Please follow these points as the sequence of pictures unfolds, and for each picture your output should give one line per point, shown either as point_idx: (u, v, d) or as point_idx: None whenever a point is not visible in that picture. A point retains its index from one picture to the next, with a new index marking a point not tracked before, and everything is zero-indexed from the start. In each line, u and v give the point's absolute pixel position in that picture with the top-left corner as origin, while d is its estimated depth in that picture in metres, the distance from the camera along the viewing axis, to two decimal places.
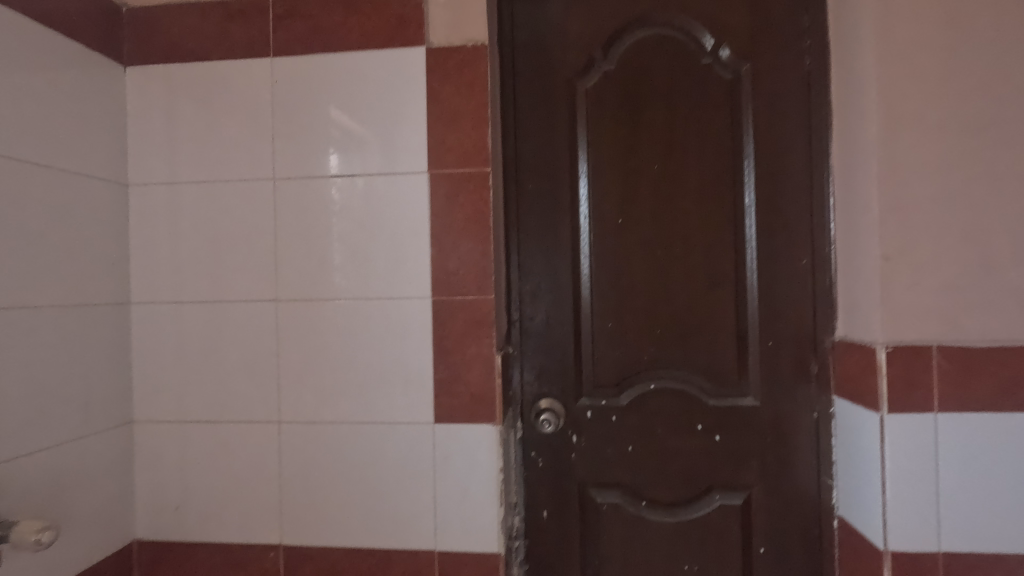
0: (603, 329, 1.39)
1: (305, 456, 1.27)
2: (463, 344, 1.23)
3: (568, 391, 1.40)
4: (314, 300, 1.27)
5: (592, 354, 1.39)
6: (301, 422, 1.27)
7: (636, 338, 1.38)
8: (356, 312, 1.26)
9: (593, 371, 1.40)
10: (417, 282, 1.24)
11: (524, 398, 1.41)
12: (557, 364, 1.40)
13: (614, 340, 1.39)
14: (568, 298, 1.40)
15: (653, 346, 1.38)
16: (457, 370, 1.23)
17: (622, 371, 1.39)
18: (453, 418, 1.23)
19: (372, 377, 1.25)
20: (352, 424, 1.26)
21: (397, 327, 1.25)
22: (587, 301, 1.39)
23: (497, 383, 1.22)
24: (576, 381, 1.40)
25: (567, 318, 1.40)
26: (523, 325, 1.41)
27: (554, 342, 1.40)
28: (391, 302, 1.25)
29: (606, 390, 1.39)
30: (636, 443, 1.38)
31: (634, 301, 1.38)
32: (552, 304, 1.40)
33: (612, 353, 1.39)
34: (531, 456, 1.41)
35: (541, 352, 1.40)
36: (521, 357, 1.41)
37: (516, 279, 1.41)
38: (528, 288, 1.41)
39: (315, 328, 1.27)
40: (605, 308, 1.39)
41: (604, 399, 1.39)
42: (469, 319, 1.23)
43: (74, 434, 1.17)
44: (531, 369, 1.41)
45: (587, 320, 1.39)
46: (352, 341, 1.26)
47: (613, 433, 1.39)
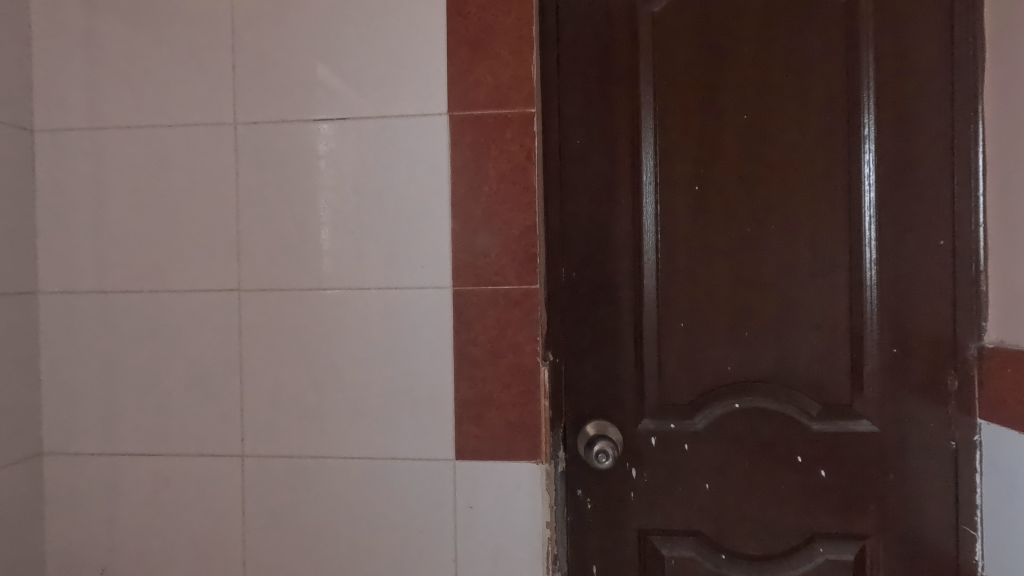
0: (673, 331, 1.06)
1: (277, 501, 0.93)
2: (496, 352, 0.89)
3: (626, 413, 1.07)
4: (291, 290, 0.93)
5: (658, 364, 1.07)
6: (273, 456, 0.93)
7: (715, 344, 1.06)
8: (348, 309, 0.92)
9: (659, 387, 1.07)
10: (432, 268, 0.91)
11: (568, 421, 1.08)
12: (611, 377, 1.07)
13: (687, 346, 1.06)
14: (627, 290, 1.07)
15: (739, 354, 1.05)
16: (487, 387, 0.90)
17: (697, 387, 1.06)
18: (481, 453, 0.90)
19: (369, 397, 0.92)
20: (342, 460, 0.92)
21: (405, 330, 0.91)
22: (652, 295, 1.06)
23: (543, 405, 0.89)
24: (636, 398, 1.07)
25: (625, 317, 1.07)
26: (567, 326, 1.07)
27: (608, 349, 1.07)
28: (396, 295, 0.91)
29: (675, 410, 1.07)
30: (715, 479, 1.06)
31: (713, 296, 1.05)
32: (606, 299, 1.07)
33: (685, 363, 1.06)
34: (576, 496, 1.08)
35: (591, 362, 1.07)
36: (564, 369, 1.08)
37: (558, 266, 1.07)
38: (573, 279, 1.07)
39: (292, 329, 0.93)
40: (676, 305, 1.06)
41: (673, 422, 1.07)
42: (504, 316, 0.89)
43: None
44: (577, 384, 1.08)
45: (652, 319, 1.06)
46: (342, 347, 0.92)
47: (684, 467, 1.06)
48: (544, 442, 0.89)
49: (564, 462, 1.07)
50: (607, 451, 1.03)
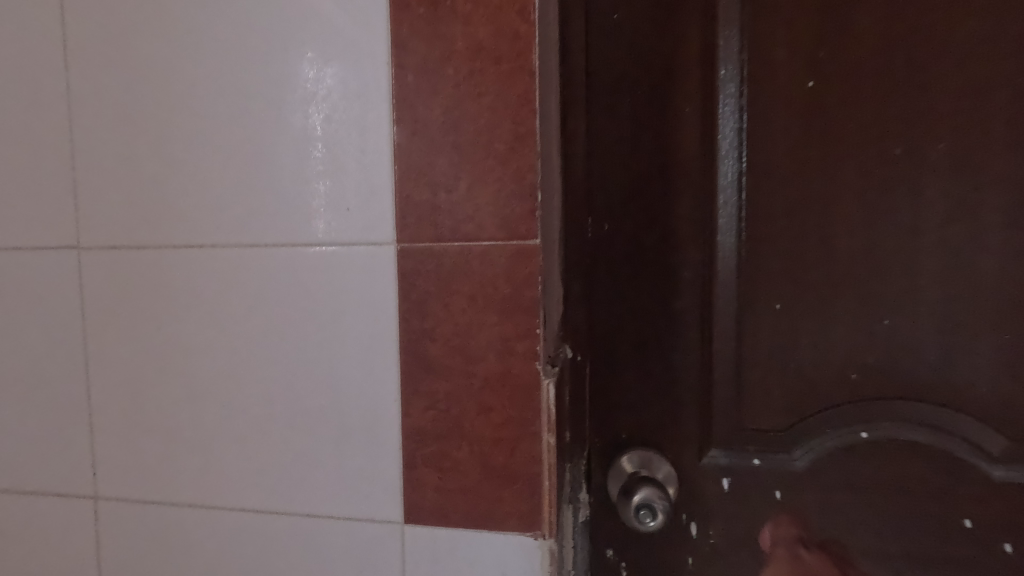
0: (763, 319, 0.68)
1: (149, 569, 0.62)
2: (468, 353, 0.54)
3: (684, 440, 0.71)
4: (156, 251, 0.60)
5: (737, 369, 0.69)
6: (140, 502, 0.62)
7: (832, 339, 0.67)
8: (236, 282, 0.58)
9: (736, 404, 0.69)
10: (364, 214, 0.55)
11: (596, 449, 0.72)
12: (663, 387, 0.71)
13: (784, 341, 0.68)
14: (689, 255, 0.69)
15: (870, 356, 0.66)
16: (456, 410, 0.54)
17: (798, 405, 0.68)
18: (445, 516, 0.55)
19: (274, 422, 0.58)
20: (239, 514, 0.60)
21: (324, 315, 0.56)
22: (730, 261, 0.68)
23: (546, 443, 0.53)
24: (699, 418, 0.70)
25: (685, 295, 0.70)
26: (596, 308, 0.71)
27: (658, 342, 0.71)
28: (311, 259, 0.56)
29: (761, 438, 0.69)
30: (822, 547, 0.69)
31: (832, 264, 0.66)
32: (656, 268, 0.70)
33: (780, 368, 0.68)
34: (608, 557, 0.73)
35: (631, 363, 0.71)
36: (591, 372, 0.72)
37: (582, 216, 0.70)
38: (606, 236, 0.71)
39: (156, 311, 0.60)
40: (769, 276, 0.67)
41: (757, 457, 0.70)
42: (482, 294, 0.53)
43: None
44: (610, 395, 0.72)
45: (729, 299, 0.68)
46: (231, 341, 0.58)
47: (773, 525, 0.70)
48: (547, 503, 0.54)
49: (589, 507, 0.72)
50: (654, 505, 0.68)
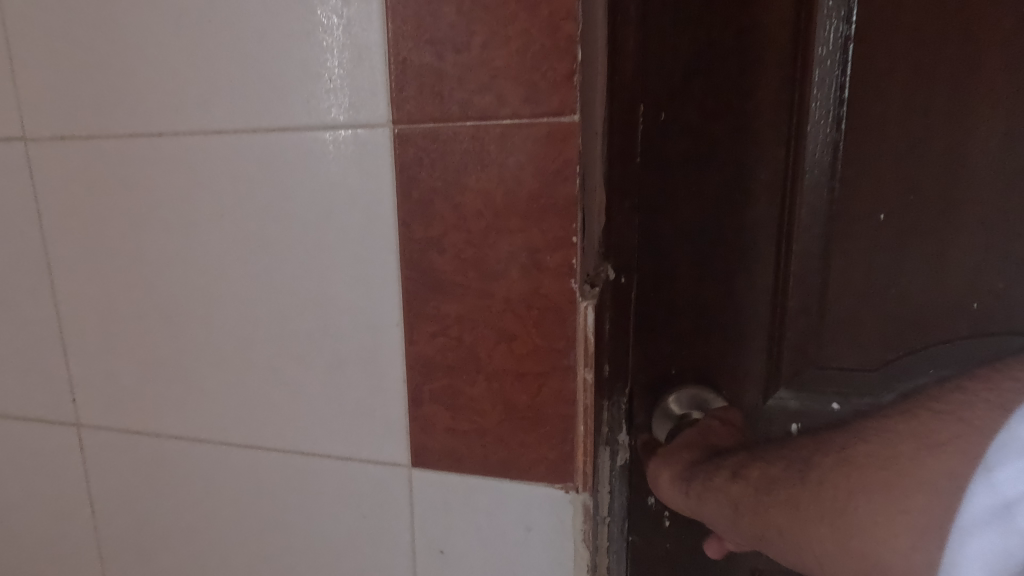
0: (860, 233, 0.54)
1: (140, 502, 0.57)
2: (483, 267, 0.42)
3: (747, 378, 0.60)
4: (107, 142, 0.49)
5: (821, 296, 0.56)
6: (123, 431, 0.55)
7: (949, 260, 0.53)
8: (202, 178, 0.47)
9: (816, 338, 0.57)
10: (351, 88, 0.42)
11: (639, 387, 0.62)
12: (725, 314, 0.59)
13: (885, 262, 0.54)
14: (770, 152, 0.55)
15: (996, 280, 0.52)
16: (469, 337, 0.44)
17: (894, 341, 0.55)
18: (458, 460, 0.46)
19: (257, 347, 0.49)
20: (227, 448, 0.52)
21: (308, 220, 0.45)
22: (824, 158, 0.53)
23: (581, 380, 0.42)
24: (766, 354, 0.59)
25: (760, 204, 0.56)
26: (646, 220, 0.58)
27: (721, 263, 0.58)
28: (288, 148, 0.45)
29: (841, 379, 0.57)
30: None
31: (960, 162, 0.51)
32: (725, 170, 0.56)
33: (877, 295, 0.55)
34: (650, 505, 0.64)
35: (686, 287, 0.59)
36: (637, 297, 0.60)
37: (634, 102, 0.56)
38: (663, 129, 0.57)
39: (116, 215, 0.50)
40: (874, 177, 0.53)
41: (835, 401, 0.58)
42: (501, 190, 0.41)
43: None
44: (659, 324, 0.60)
45: (816, 209, 0.54)
46: (201, 251, 0.48)
47: None
48: (580, 452, 0.43)
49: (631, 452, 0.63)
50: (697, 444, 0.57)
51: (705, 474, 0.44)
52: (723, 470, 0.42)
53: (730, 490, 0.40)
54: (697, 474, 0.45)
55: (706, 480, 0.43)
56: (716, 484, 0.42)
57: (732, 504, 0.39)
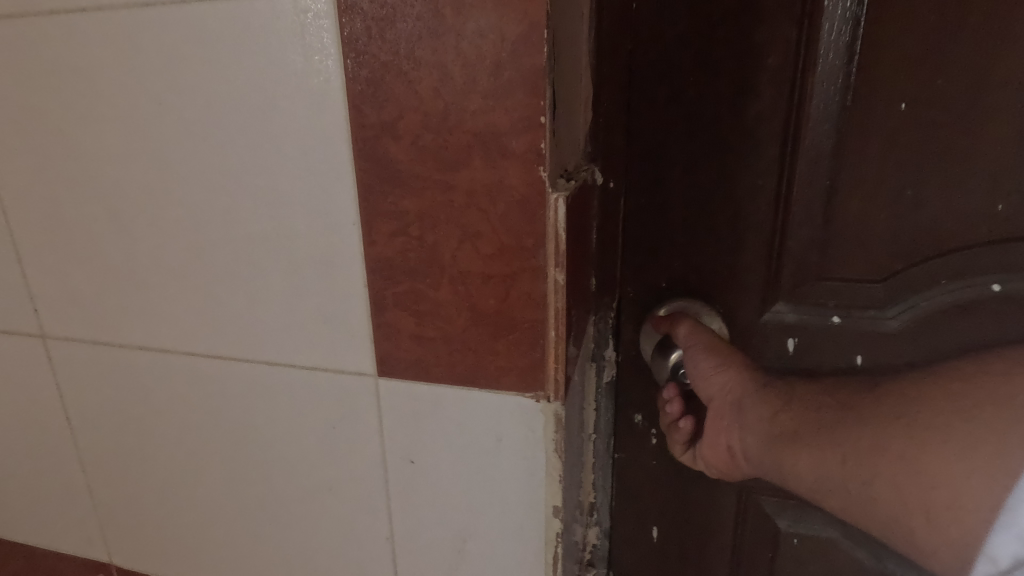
0: (876, 126, 0.48)
1: (114, 415, 0.56)
2: (443, 157, 0.38)
3: (743, 292, 0.55)
4: (26, 23, 0.44)
5: (827, 200, 0.51)
6: (89, 345, 0.53)
7: (976, 154, 0.47)
8: (134, 64, 0.42)
9: (820, 246, 0.52)
10: None
11: (627, 304, 0.58)
12: (722, 222, 0.54)
13: (903, 161, 0.48)
14: (780, 33, 0.48)
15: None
16: (432, 237, 0.40)
17: (908, 248, 0.51)
18: (423, 370, 0.44)
19: (212, 252, 0.46)
20: (193, 360, 0.51)
21: (252, 109, 0.41)
22: (841, 38, 0.47)
23: (552, 281, 0.39)
24: (765, 264, 0.54)
25: (766, 95, 0.50)
26: (637, 116, 0.53)
27: (721, 163, 0.52)
28: (222, 22, 0.39)
29: (843, 290, 0.53)
30: None
31: (999, 39, 0.44)
32: (727, 55, 0.50)
33: (890, 198, 0.50)
34: (635, 422, 0.62)
35: (679, 192, 0.54)
36: (626, 205, 0.56)
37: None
38: (656, 9, 0.50)
39: (49, 110, 0.46)
40: (896, 60, 0.46)
41: (835, 315, 0.54)
42: (461, 69, 0.36)
43: None
44: (650, 234, 0.56)
45: (828, 99, 0.48)
46: (145, 149, 0.45)
47: None
48: (551, 359, 0.41)
49: (618, 369, 0.60)
50: None
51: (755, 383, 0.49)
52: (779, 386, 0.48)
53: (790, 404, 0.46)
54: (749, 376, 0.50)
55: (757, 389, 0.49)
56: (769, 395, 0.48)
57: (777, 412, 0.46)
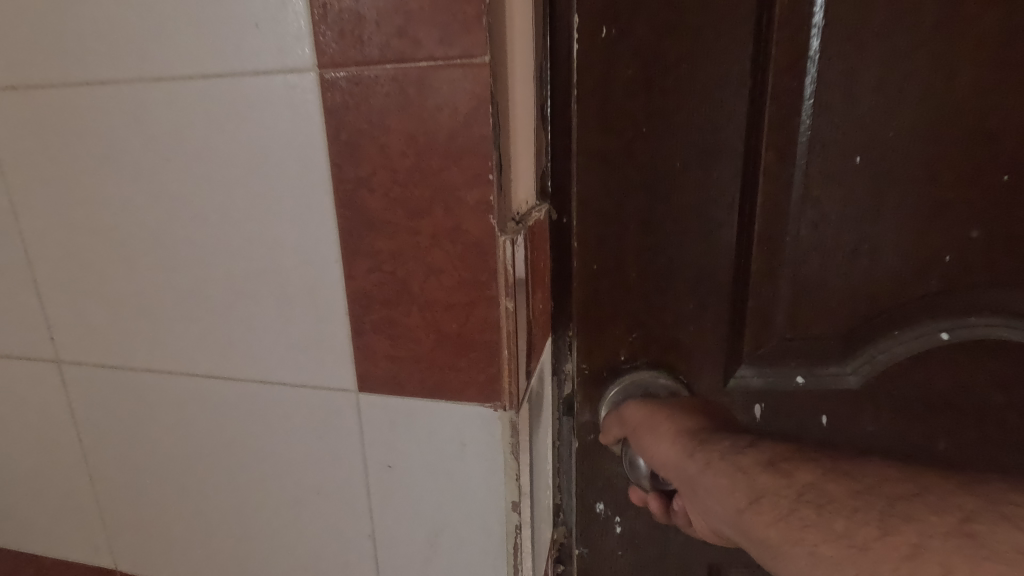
0: (830, 181, 0.56)
1: (122, 432, 0.62)
2: (408, 207, 0.45)
3: (698, 324, 0.62)
4: (53, 92, 0.51)
5: (783, 267, 0.59)
6: (98, 366, 0.60)
7: (902, 228, 0.57)
8: (147, 126, 0.50)
9: (784, 306, 0.60)
10: (277, 33, 0.44)
11: (591, 374, 0.65)
12: (688, 288, 0.61)
13: (849, 214, 0.57)
14: (731, 91, 0.54)
15: (944, 239, 0.57)
16: (402, 272, 0.47)
17: (857, 298, 0.59)
18: (398, 384, 0.50)
19: (213, 286, 0.53)
20: (196, 381, 0.57)
21: (249, 166, 0.48)
22: (781, 134, 0.55)
23: (503, 307, 0.46)
24: (739, 335, 0.62)
25: (720, 152, 0.56)
26: (604, 170, 0.58)
27: (676, 212, 0.58)
28: (224, 95, 0.47)
29: (814, 378, 0.63)
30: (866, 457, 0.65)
31: (917, 105, 0.53)
32: (689, 113, 0.55)
33: (837, 245, 0.58)
34: (598, 510, 0.71)
35: (639, 238, 0.60)
36: (586, 249, 0.60)
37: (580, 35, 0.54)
38: (611, 65, 0.55)
39: (68, 162, 0.53)
40: (831, 152, 0.55)
41: (824, 415, 0.64)
42: (424, 132, 0.43)
43: None
44: (616, 283, 0.61)
45: (779, 151, 0.55)
46: (154, 196, 0.52)
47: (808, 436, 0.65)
48: (509, 373, 0.48)
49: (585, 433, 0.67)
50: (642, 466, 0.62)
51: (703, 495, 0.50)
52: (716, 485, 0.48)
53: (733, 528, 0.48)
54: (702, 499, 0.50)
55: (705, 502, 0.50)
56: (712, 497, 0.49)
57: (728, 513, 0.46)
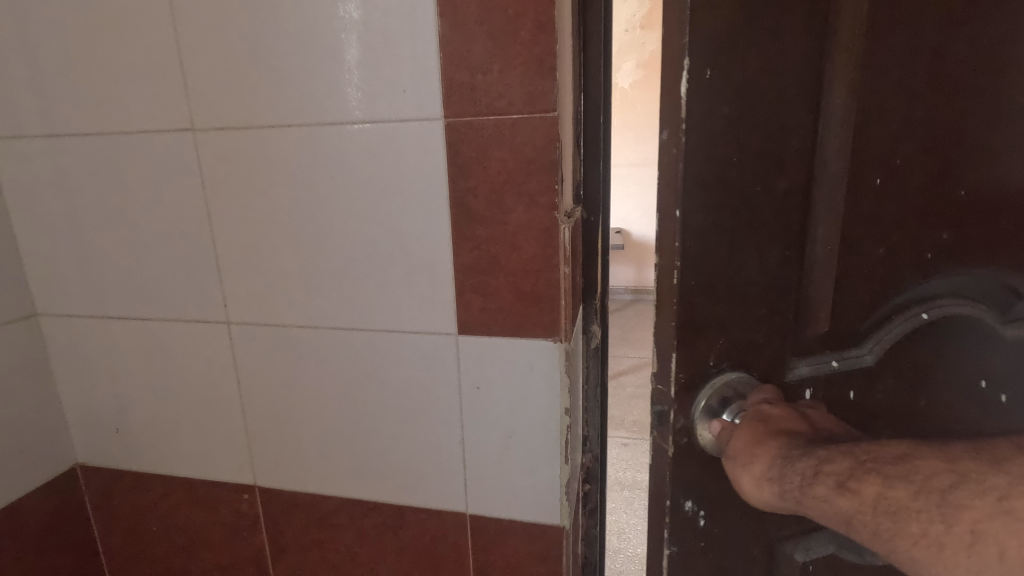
0: (870, 119, 0.49)
1: (272, 375, 0.85)
2: (500, 206, 0.70)
3: (717, 308, 0.50)
4: (251, 132, 0.75)
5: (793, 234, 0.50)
6: (259, 325, 0.83)
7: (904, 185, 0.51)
8: (318, 155, 0.74)
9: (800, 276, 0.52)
10: (417, 96, 0.68)
11: (684, 382, 0.51)
12: (716, 265, 0.49)
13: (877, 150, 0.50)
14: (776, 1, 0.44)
15: (971, 186, 0.51)
16: (494, 251, 0.71)
17: (880, 253, 0.53)
18: (488, 327, 0.74)
19: (354, 263, 0.76)
20: (335, 334, 0.80)
21: (389, 180, 0.72)
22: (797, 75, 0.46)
23: (562, 272, 0.70)
24: (791, 312, 0.53)
25: (782, 72, 0.46)
26: (712, 160, 0.46)
27: (766, 188, 0.48)
28: (376, 134, 0.71)
29: (842, 356, 0.55)
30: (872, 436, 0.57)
31: (955, 33, 0.48)
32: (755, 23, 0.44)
33: (873, 200, 0.51)
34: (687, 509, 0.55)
35: (714, 212, 0.47)
36: (688, 258, 0.48)
37: (695, 11, 0.43)
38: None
39: (255, 179, 0.76)
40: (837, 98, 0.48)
41: (850, 392, 0.56)
42: (511, 158, 0.68)
43: None
44: (710, 287, 0.50)
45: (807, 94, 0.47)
46: (317, 200, 0.75)
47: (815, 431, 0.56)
48: (565, 316, 0.72)
49: (673, 438, 0.53)
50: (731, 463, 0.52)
51: (799, 474, 0.46)
52: (824, 479, 0.45)
53: (839, 506, 0.43)
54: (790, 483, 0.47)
55: (803, 484, 0.46)
56: (817, 491, 0.45)
57: (844, 519, 0.43)
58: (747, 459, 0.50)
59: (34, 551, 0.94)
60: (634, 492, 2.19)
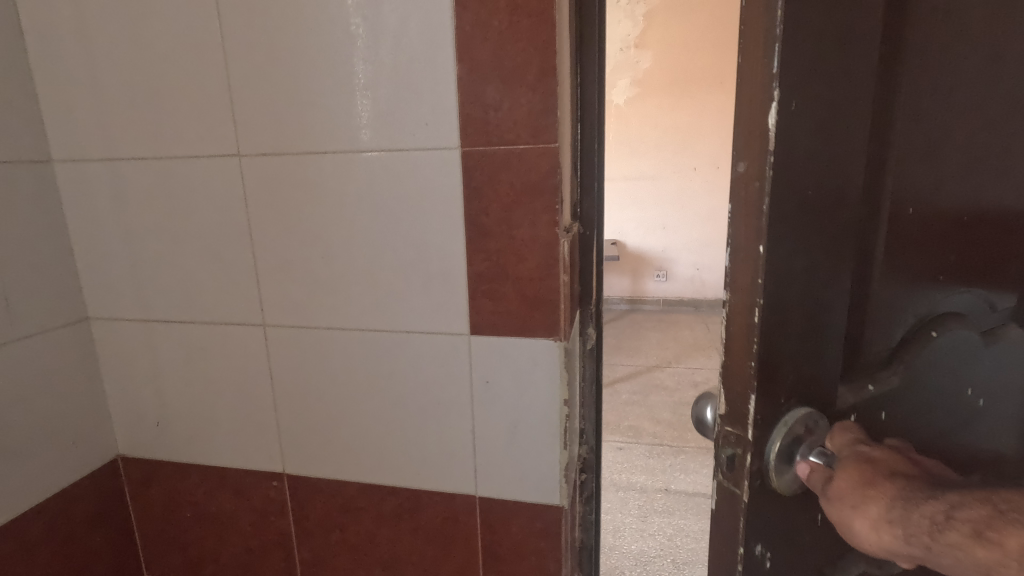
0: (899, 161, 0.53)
1: (302, 372, 0.95)
2: (508, 223, 0.80)
3: (786, 343, 0.51)
4: (290, 157, 0.86)
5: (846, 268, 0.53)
6: (292, 327, 0.93)
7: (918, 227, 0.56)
8: (349, 177, 0.84)
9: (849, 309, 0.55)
10: (437, 129, 0.79)
11: (763, 424, 0.51)
12: (792, 300, 0.50)
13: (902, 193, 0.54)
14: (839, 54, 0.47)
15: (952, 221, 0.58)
16: (502, 261, 0.82)
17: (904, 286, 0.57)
18: (496, 328, 0.85)
19: (379, 272, 0.87)
20: (360, 334, 0.90)
21: (412, 200, 0.83)
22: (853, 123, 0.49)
23: (562, 280, 0.81)
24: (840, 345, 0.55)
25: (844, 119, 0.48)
26: (790, 197, 0.47)
27: (828, 221, 0.50)
28: (400, 160, 0.82)
29: (876, 380, 0.58)
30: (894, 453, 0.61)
31: (947, 79, 0.53)
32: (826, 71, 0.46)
33: (899, 234, 0.55)
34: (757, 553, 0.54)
35: (794, 245, 0.48)
36: (768, 295, 0.48)
37: (783, 60, 0.44)
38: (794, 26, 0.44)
39: (292, 198, 0.87)
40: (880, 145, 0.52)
41: (883, 411, 0.59)
42: (518, 181, 0.79)
43: (15, 336, 0.91)
44: (787, 323, 0.50)
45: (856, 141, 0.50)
46: (347, 217, 0.86)
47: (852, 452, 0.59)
48: (565, 318, 0.82)
49: (747, 481, 0.52)
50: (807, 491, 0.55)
51: (928, 520, 0.49)
52: (957, 525, 0.48)
53: (978, 554, 0.46)
54: (913, 516, 0.49)
55: (934, 529, 0.48)
56: (951, 538, 0.47)
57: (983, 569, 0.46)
58: (864, 504, 0.51)
59: (82, 535, 1.02)
60: (630, 493, 2.28)
